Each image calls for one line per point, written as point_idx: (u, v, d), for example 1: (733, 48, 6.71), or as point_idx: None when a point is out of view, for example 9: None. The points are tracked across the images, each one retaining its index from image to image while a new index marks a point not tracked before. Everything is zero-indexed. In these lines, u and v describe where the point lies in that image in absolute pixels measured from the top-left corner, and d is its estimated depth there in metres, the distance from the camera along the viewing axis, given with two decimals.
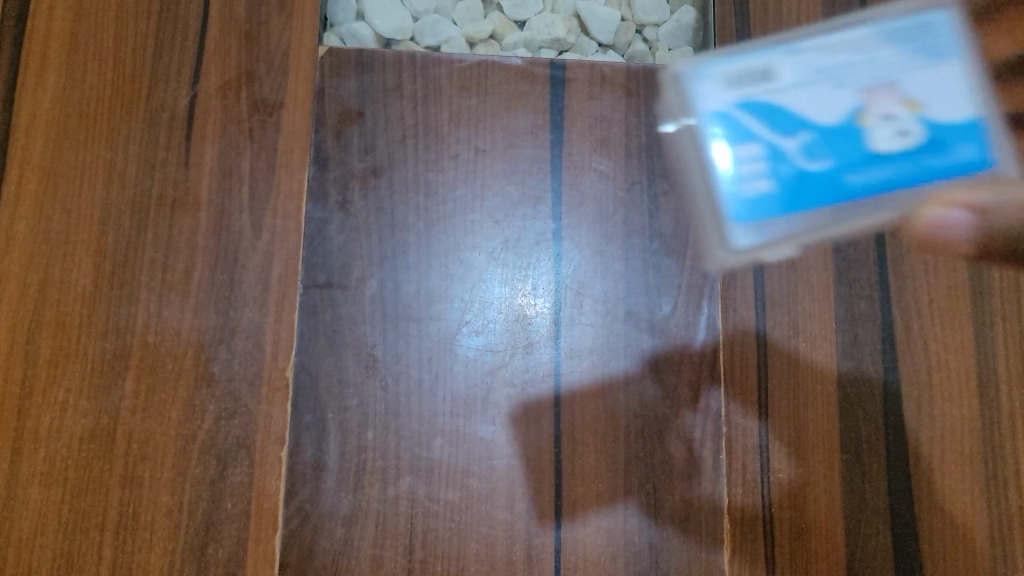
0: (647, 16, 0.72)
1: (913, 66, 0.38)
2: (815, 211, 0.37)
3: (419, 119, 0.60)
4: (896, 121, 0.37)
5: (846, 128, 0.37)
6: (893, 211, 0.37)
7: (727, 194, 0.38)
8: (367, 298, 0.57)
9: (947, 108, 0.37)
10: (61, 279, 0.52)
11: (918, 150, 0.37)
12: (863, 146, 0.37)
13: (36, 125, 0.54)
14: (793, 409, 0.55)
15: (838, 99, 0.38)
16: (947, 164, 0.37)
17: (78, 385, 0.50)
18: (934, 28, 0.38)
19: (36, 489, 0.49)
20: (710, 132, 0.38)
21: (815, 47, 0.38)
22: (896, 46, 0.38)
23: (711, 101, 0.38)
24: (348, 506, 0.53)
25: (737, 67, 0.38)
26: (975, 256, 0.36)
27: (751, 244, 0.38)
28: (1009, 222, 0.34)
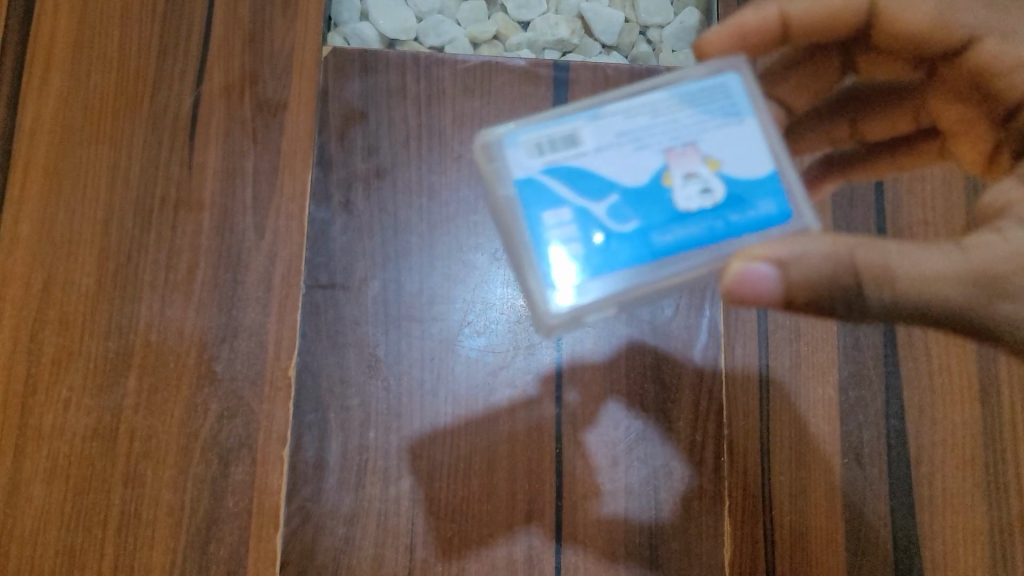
0: (651, 18, 0.73)
1: (709, 126, 0.38)
2: (630, 274, 0.36)
3: (422, 121, 0.61)
4: (700, 180, 0.37)
5: (655, 187, 0.37)
6: (708, 269, 0.37)
7: (543, 260, 0.36)
8: (370, 298, 0.57)
9: (748, 165, 0.38)
10: (64, 278, 0.52)
11: (721, 207, 0.37)
12: (670, 206, 0.37)
13: (40, 124, 0.54)
14: (797, 411, 0.57)
15: (640, 160, 0.37)
16: (749, 220, 0.37)
17: (81, 383, 0.51)
18: (727, 89, 0.39)
19: (39, 487, 0.49)
20: (525, 195, 0.37)
21: (613, 112, 0.38)
22: (695, 108, 0.39)
23: (520, 166, 0.37)
24: (350, 506, 0.53)
25: (539, 133, 0.38)
26: (776, 307, 0.36)
27: (574, 311, 0.36)
28: (811, 271, 0.35)
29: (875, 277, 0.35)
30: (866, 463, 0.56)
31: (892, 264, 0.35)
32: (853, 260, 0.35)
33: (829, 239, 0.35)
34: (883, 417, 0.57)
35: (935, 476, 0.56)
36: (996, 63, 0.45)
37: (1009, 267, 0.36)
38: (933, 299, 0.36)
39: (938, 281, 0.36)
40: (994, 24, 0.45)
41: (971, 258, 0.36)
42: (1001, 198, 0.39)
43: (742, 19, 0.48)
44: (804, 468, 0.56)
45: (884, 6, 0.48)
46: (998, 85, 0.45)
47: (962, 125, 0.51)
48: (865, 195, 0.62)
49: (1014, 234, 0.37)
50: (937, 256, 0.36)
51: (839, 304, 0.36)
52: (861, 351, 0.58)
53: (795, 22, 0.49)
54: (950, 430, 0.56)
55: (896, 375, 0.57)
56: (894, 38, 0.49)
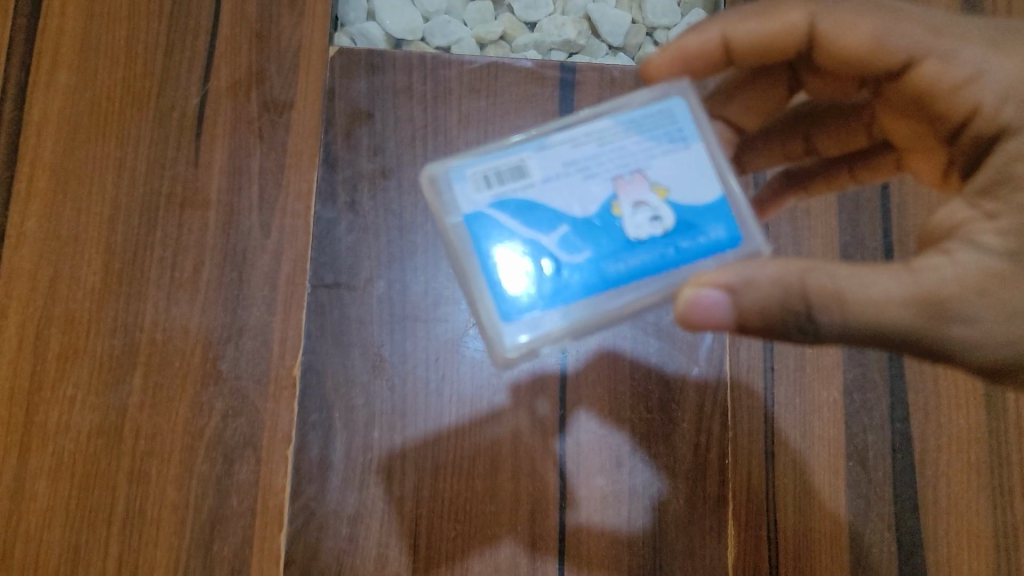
0: (658, 20, 0.72)
1: (656, 152, 0.40)
2: (581, 304, 0.38)
3: (429, 121, 0.61)
4: (649, 208, 0.38)
5: (604, 217, 0.38)
6: (660, 296, 0.38)
7: (497, 294, 0.37)
8: (375, 298, 0.57)
9: (696, 190, 0.39)
10: (71, 276, 0.52)
11: (671, 234, 0.38)
12: (619, 235, 0.38)
13: (48, 121, 0.54)
14: (802, 416, 0.57)
15: (588, 190, 0.39)
16: (698, 245, 0.38)
17: (87, 381, 0.51)
18: (672, 113, 0.41)
19: (44, 484, 0.49)
20: (475, 230, 0.38)
21: (560, 143, 0.40)
22: (641, 134, 0.40)
23: (470, 202, 0.39)
24: (354, 506, 0.53)
25: (487, 168, 0.39)
26: (730, 329, 0.37)
27: (529, 343, 0.37)
28: (761, 295, 0.36)
29: (826, 299, 0.36)
30: (869, 467, 0.56)
31: (844, 286, 0.36)
32: (804, 283, 0.36)
33: (780, 264, 0.36)
34: (888, 421, 0.57)
35: (939, 481, 0.56)
36: (938, 83, 0.43)
37: (957, 288, 0.37)
38: (884, 321, 0.36)
39: (888, 303, 0.36)
40: (933, 44, 0.43)
41: (920, 280, 0.37)
42: (954, 218, 0.40)
43: (683, 42, 0.49)
44: (807, 472, 0.56)
45: (824, 29, 0.46)
46: (941, 105, 0.44)
47: (913, 140, 0.51)
48: (872, 200, 0.62)
49: (963, 256, 0.37)
50: (889, 278, 0.37)
51: (790, 325, 0.37)
52: (868, 355, 0.58)
53: (737, 44, 0.49)
54: (955, 435, 0.57)
55: (901, 379, 0.58)
56: (834, 60, 0.48)
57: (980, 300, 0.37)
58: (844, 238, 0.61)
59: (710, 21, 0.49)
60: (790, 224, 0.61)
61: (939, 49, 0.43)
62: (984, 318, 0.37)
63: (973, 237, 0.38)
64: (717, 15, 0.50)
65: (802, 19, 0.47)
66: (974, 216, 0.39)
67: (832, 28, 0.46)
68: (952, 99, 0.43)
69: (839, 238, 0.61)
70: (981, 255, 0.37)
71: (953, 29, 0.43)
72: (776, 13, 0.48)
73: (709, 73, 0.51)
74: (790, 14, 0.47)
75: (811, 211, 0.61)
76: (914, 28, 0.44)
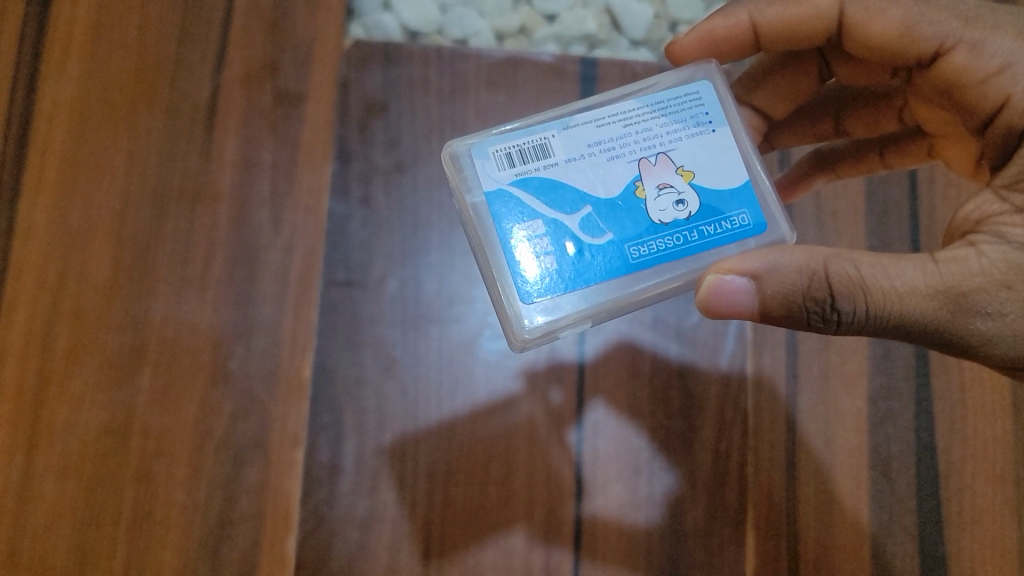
0: (680, 13, 0.71)
1: (682, 134, 0.38)
2: (602, 287, 0.36)
3: (445, 115, 0.60)
4: (674, 191, 0.37)
5: (628, 199, 0.37)
6: (683, 282, 0.37)
7: (516, 273, 0.36)
8: (387, 296, 0.56)
9: (723, 173, 0.38)
10: (81, 267, 0.48)
11: (695, 219, 0.37)
12: (643, 218, 0.37)
13: (60, 98, 0.49)
14: (825, 423, 0.55)
15: (612, 171, 0.37)
16: (724, 231, 0.37)
17: (94, 378, 0.47)
18: (700, 96, 0.39)
19: (51, 486, 0.45)
20: (495, 208, 0.37)
21: (584, 122, 0.38)
22: (667, 115, 0.38)
23: (491, 179, 0.37)
24: (365, 510, 0.52)
25: (509, 146, 0.38)
26: (752, 318, 0.36)
27: (547, 325, 0.36)
28: (784, 283, 0.34)
29: (848, 289, 0.34)
30: (893, 477, 0.54)
31: (867, 275, 0.34)
32: (827, 272, 0.34)
33: (805, 251, 0.35)
34: (912, 430, 0.55)
35: (964, 491, 0.54)
36: (967, 74, 0.40)
37: (983, 282, 0.34)
38: (905, 313, 0.34)
39: (909, 295, 0.34)
40: (963, 32, 0.40)
41: (944, 271, 0.35)
42: (981, 210, 0.37)
43: (711, 25, 0.48)
44: (828, 481, 0.54)
45: (851, 14, 0.43)
46: (970, 96, 0.41)
47: (945, 128, 0.49)
48: (900, 202, 0.60)
49: (991, 249, 0.35)
50: (912, 269, 0.35)
51: (811, 316, 0.35)
52: (892, 362, 0.56)
53: (766, 29, 0.48)
54: (982, 445, 0.55)
55: (928, 387, 0.56)
56: (861, 46, 0.44)
57: (1008, 295, 0.34)
58: (872, 242, 0.59)
59: (739, 4, 0.48)
60: (816, 227, 0.59)
61: (969, 38, 0.40)
62: (1011, 315, 0.34)
63: (1003, 229, 0.36)
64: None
65: (830, 4, 0.44)
66: (1005, 209, 0.37)
67: (859, 14, 0.43)
68: (982, 91, 0.40)
69: (867, 241, 0.59)
70: (1010, 248, 0.35)
71: (986, 15, 0.40)
72: None
73: (738, 57, 0.50)
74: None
75: (837, 214, 0.60)
76: (944, 15, 0.40)
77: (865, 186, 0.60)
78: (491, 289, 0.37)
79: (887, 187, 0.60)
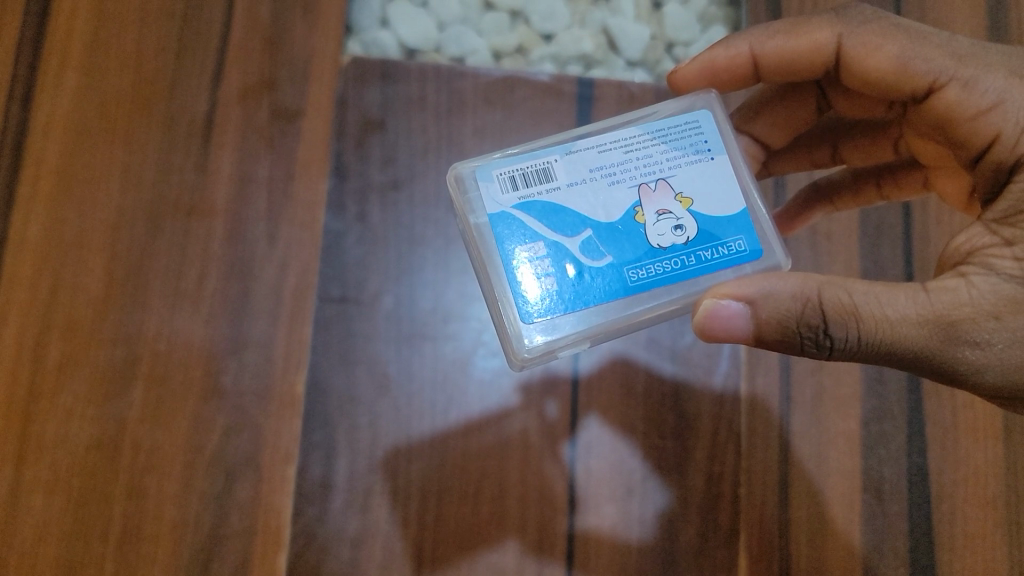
0: (677, 35, 0.71)
1: (682, 162, 0.38)
2: (601, 308, 0.36)
3: (442, 133, 0.60)
4: (673, 217, 0.37)
5: (628, 224, 0.37)
6: (680, 305, 0.37)
7: (517, 293, 0.36)
8: (382, 313, 0.55)
9: (720, 200, 0.38)
10: (73, 284, 0.51)
11: (693, 244, 0.37)
12: (642, 242, 0.37)
13: (52, 128, 0.53)
14: (818, 444, 0.55)
15: (613, 196, 0.38)
16: (720, 257, 0.37)
17: (85, 392, 0.49)
18: (699, 125, 0.39)
19: (40, 496, 0.47)
20: (498, 230, 0.37)
21: (586, 148, 0.38)
22: (667, 143, 0.39)
23: (494, 202, 0.37)
24: (356, 528, 0.51)
25: (513, 169, 0.38)
26: (747, 342, 0.36)
27: (546, 344, 0.36)
28: (779, 309, 0.35)
29: (840, 316, 0.34)
30: (885, 499, 0.55)
31: (859, 302, 0.35)
32: (820, 298, 0.35)
33: (799, 278, 0.35)
34: (904, 454, 0.55)
35: (956, 515, 0.54)
36: (959, 111, 0.40)
37: (972, 312, 0.35)
38: (896, 340, 0.35)
39: (901, 323, 0.35)
40: (956, 69, 0.40)
41: (934, 301, 0.35)
42: (972, 242, 0.37)
43: (712, 55, 0.49)
44: (819, 503, 0.54)
45: (848, 49, 0.44)
46: (962, 131, 0.41)
47: (939, 160, 0.50)
48: (893, 226, 0.60)
49: (980, 280, 0.35)
50: (903, 297, 0.35)
51: (805, 341, 0.35)
52: (885, 385, 0.56)
53: (765, 61, 0.48)
54: (974, 469, 0.55)
55: (920, 411, 0.56)
56: (858, 81, 0.45)
57: (996, 326, 0.35)
58: (865, 264, 0.59)
59: (739, 36, 0.48)
60: (810, 249, 0.60)
61: (961, 76, 0.40)
62: (999, 345, 0.35)
63: (992, 261, 0.36)
64: (748, 28, 0.49)
65: (829, 38, 0.45)
66: (993, 241, 0.36)
67: (857, 49, 0.43)
68: (974, 126, 0.40)
69: (858, 265, 0.59)
70: (999, 280, 0.35)
71: (976, 54, 0.40)
72: (803, 31, 0.46)
73: (737, 86, 0.51)
74: (816, 33, 0.45)
75: (831, 236, 0.60)
76: (938, 52, 0.41)
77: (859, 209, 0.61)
78: (493, 309, 0.37)
79: (881, 211, 0.61)
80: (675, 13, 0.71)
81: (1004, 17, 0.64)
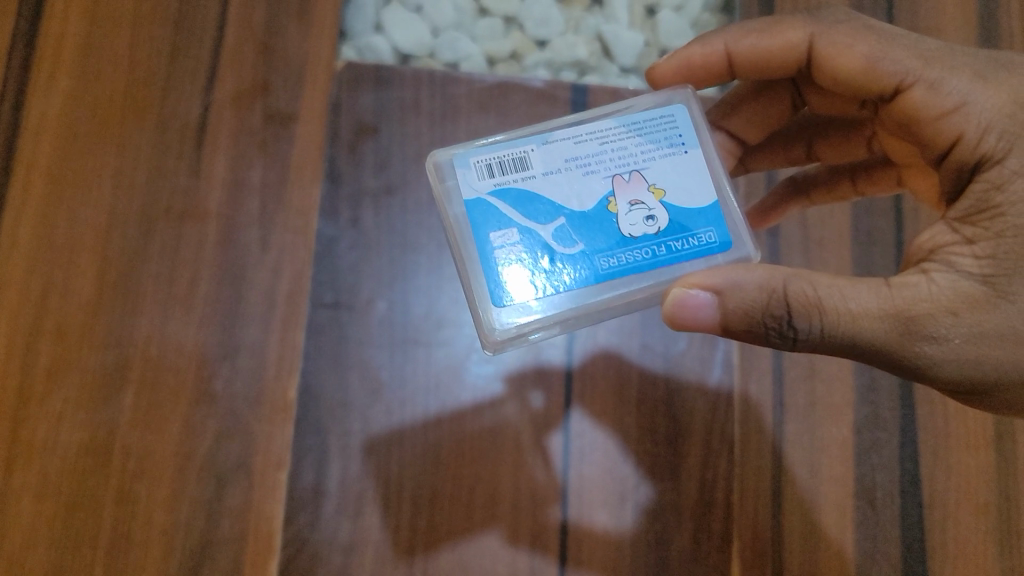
0: (671, 41, 0.71)
1: (656, 155, 0.38)
2: (571, 294, 0.36)
3: (436, 138, 0.60)
4: (645, 207, 0.37)
5: (600, 213, 0.37)
6: (650, 294, 0.37)
7: (489, 276, 0.36)
8: (375, 319, 0.55)
9: (692, 192, 0.38)
10: (64, 289, 0.51)
11: (664, 234, 0.37)
12: (614, 231, 0.37)
13: (44, 132, 0.53)
14: (810, 452, 0.55)
15: (587, 186, 0.38)
16: (691, 248, 0.37)
17: (75, 397, 0.49)
18: (675, 119, 0.39)
19: (28, 502, 0.47)
20: (473, 215, 0.37)
21: (562, 138, 0.39)
22: (642, 136, 0.39)
23: (470, 188, 0.37)
24: (348, 535, 0.51)
25: (490, 157, 0.38)
26: (713, 330, 0.36)
27: (516, 328, 0.36)
28: (745, 300, 0.35)
29: (804, 308, 0.35)
30: (878, 506, 0.54)
31: (823, 296, 0.35)
32: (785, 290, 0.35)
33: (766, 269, 0.35)
34: (897, 461, 0.55)
35: (948, 522, 0.54)
36: (924, 112, 0.40)
37: (931, 307, 0.35)
38: (856, 333, 0.35)
39: (862, 316, 0.35)
40: (922, 70, 0.40)
41: (896, 296, 0.35)
42: (935, 239, 0.38)
43: (688, 51, 0.49)
44: (813, 510, 0.54)
45: (820, 48, 0.44)
46: (927, 132, 0.40)
47: (910, 159, 0.50)
48: (884, 233, 0.60)
49: (941, 277, 0.36)
50: (865, 291, 0.35)
51: (769, 331, 0.36)
52: (877, 392, 0.57)
53: (740, 59, 0.49)
54: (965, 475, 0.55)
55: (912, 417, 0.56)
56: (830, 80, 0.45)
57: (953, 321, 0.35)
58: (856, 271, 0.59)
59: (715, 33, 0.49)
60: (803, 255, 0.60)
61: (927, 77, 0.40)
62: (956, 340, 0.35)
63: (953, 258, 0.36)
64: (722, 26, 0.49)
65: (800, 37, 0.45)
66: (955, 240, 0.37)
67: (828, 49, 0.44)
68: (938, 127, 0.40)
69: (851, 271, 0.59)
70: (959, 277, 0.36)
71: (944, 56, 0.40)
72: (777, 29, 0.46)
73: (713, 84, 0.51)
74: (790, 32, 0.46)
75: (823, 243, 0.60)
76: (906, 53, 0.40)
77: (851, 214, 0.61)
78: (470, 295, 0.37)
79: (873, 219, 0.61)
80: (670, 19, 0.71)
81: (993, 25, 0.64)
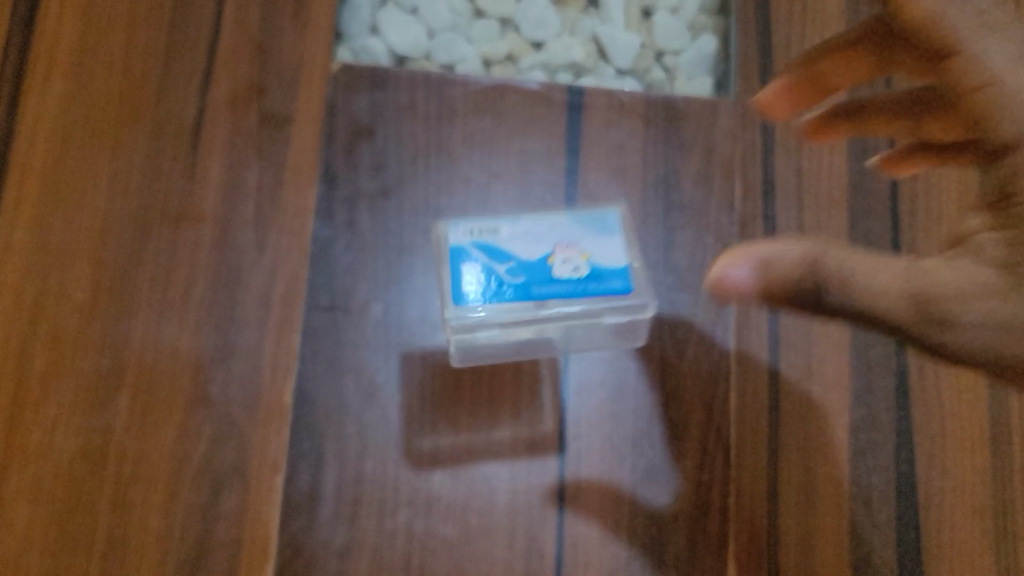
0: (666, 43, 0.71)
1: (588, 234, 0.53)
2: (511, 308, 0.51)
3: (432, 141, 0.60)
4: (572, 262, 0.52)
5: (541, 262, 0.52)
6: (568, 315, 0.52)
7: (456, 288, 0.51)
8: (371, 322, 0.56)
9: (609, 257, 0.52)
10: (58, 290, 0.49)
11: (583, 280, 0.51)
12: (548, 273, 0.52)
13: (40, 126, 0.51)
14: (803, 455, 0.56)
15: (535, 245, 0.52)
16: (601, 291, 0.52)
17: (71, 402, 0.48)
18: (607, 217, 0.54)
19: (23, 507, 0.46)
20: (454, 253, 0.52)
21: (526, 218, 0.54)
22: (581, 221, 0.54)
23: (455, 237, 0.52)
24: (344, 539, 0.51)
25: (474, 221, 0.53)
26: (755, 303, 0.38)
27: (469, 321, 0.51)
28: (781, 272, 0.36)
29: (835, 278, 0.36)
30: (874, 508, 0.54)
31: (852, 268, 0.36)
32: (820, 261, 0.36)
33: (807, 242, 0.37)
34: (892, 464, 0.55)
35: (943, 526, 0.54)
36: (965, 81, 0.36)
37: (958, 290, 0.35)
38: (882, 310, 0.36)
39: (885, 292, 0.36)
40: (972, 33, 0.36)
41: (922, 274, 0.36)
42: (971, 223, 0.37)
43: None
44: (810, 513, 0.54)
45: None
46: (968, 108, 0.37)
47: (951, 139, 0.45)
48: (881, 236, 0.60)
49: (973, 263, 0.36)
50: (891, 268, 0.36)
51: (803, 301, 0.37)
52: (873, 395, 0.57)
53: None
54: (959, 478, 0.55)
55: (908, 420, 0.56)
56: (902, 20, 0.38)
57: (984, 307, 0.35)
58: None
59: None
60: None
61: (974, 44, 0.36)
62: (986, 326, 0.35)
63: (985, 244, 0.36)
64: None
65: None
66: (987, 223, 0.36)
67: None
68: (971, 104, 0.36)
69: None
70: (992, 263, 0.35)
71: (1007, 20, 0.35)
72: None
73: None
74: None
75: None
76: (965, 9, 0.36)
77: (847, 218, 0.60)
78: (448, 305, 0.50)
79: (869, 221, 0.60)
80: (665, 22, 0.71)
81: None
